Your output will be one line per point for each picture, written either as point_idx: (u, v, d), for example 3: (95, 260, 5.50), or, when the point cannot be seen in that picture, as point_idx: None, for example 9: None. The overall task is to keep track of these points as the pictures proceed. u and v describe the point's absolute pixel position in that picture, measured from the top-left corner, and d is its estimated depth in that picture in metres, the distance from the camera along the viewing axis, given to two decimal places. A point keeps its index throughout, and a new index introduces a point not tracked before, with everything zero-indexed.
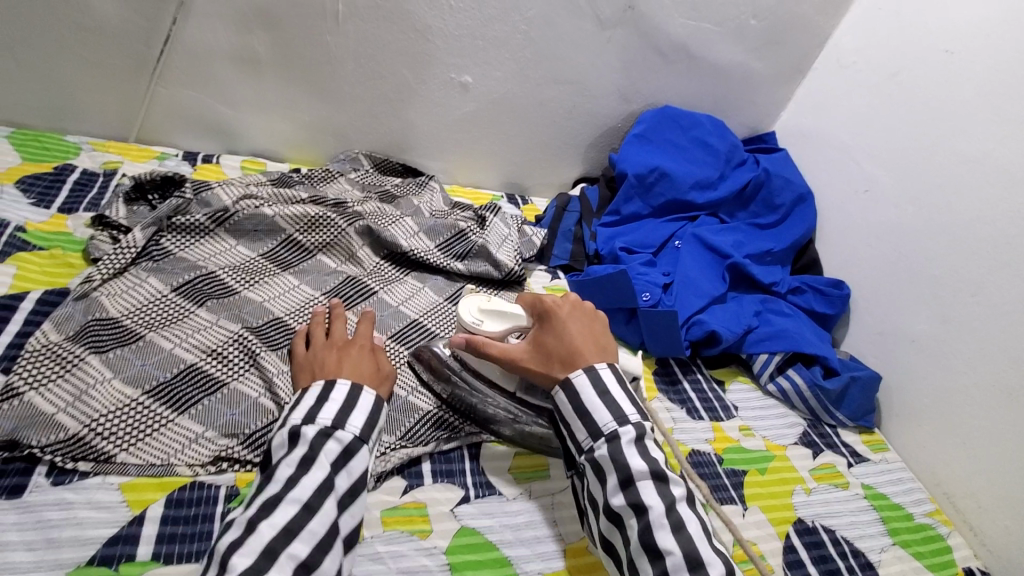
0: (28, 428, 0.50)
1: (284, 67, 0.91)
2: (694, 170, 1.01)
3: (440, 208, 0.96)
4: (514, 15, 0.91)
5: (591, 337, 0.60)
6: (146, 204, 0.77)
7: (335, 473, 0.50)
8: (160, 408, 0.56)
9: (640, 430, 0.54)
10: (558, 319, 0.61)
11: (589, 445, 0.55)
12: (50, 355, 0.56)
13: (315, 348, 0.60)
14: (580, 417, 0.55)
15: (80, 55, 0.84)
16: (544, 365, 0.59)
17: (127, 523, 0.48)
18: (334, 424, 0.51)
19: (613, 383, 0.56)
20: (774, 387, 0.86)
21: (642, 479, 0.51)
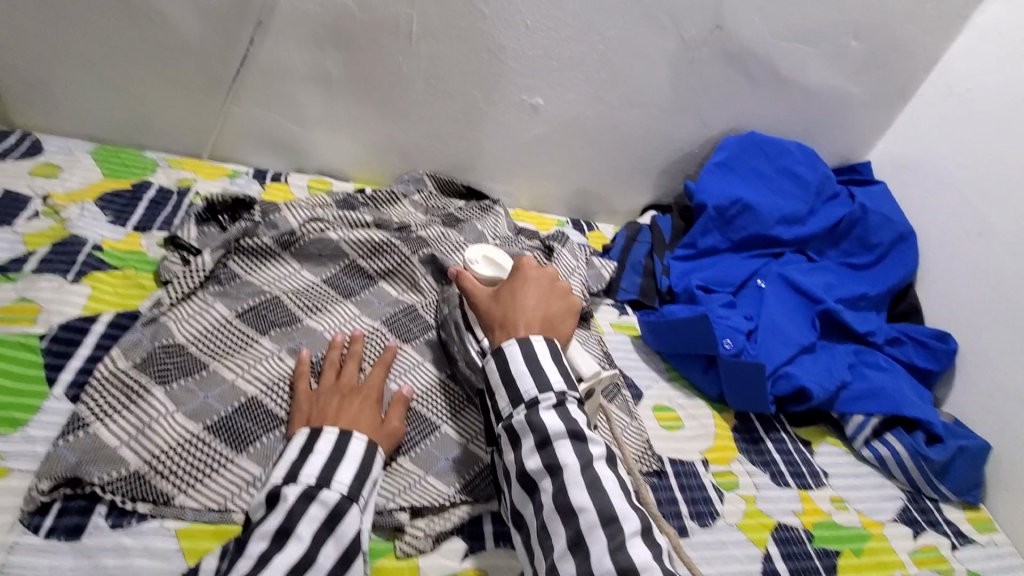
0: (92, 463, 0.49)
1: (355, 87, 0.89)
2: (781, 204, 0.93)
3: (504, 234, 0.92)
4: (592, 36, 0.86)
5: (545, 308, 0.61)
6: (216, 225, 0.77)
7: (336, 540, 0.46)
8: (220, 446, 0.54)
9: (562, 396, 0.53)
10: (524, 282, 0.62)
11: (507, 413, 0.54)
12: (118, 384, 0.55)
13: (319, 391, 0.58)
14: (506, 385, 0.54)
15: (162, 73, 0.85)
16: (492, 315, 0.61)
17: (182, 575, 0.46)
18: (318, 484, 0.48)
19: (547, 356, 0.55)
20: (870, 453, 0.76)
21: (558, 438, 0.50)
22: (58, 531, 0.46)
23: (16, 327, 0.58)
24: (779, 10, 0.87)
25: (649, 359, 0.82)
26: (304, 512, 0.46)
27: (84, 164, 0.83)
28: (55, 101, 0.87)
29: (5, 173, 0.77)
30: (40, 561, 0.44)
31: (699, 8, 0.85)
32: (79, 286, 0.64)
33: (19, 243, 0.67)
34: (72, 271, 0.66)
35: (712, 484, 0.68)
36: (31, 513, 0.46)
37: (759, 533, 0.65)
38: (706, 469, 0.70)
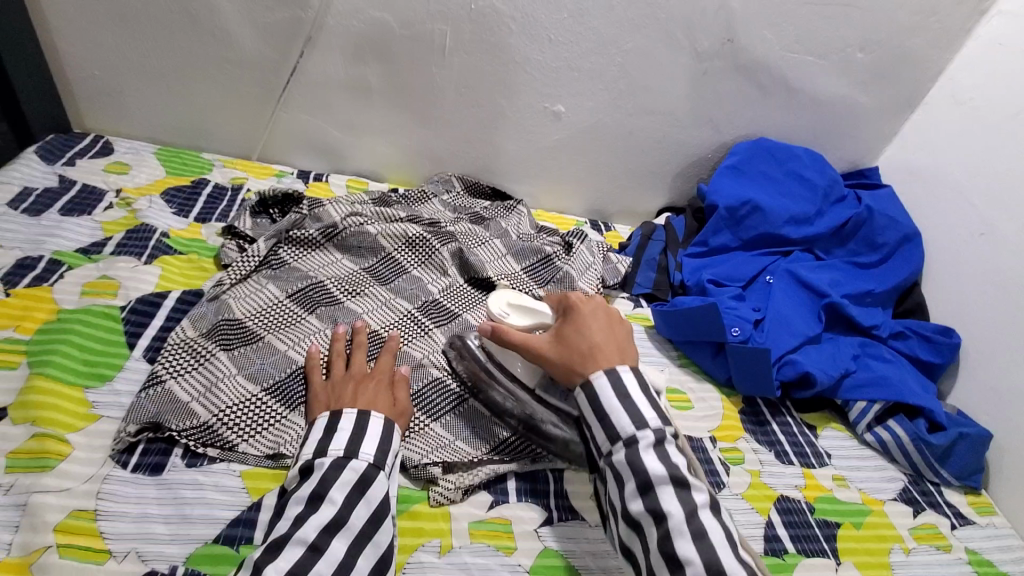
0: (168, 412, 0.56)
1: (392, 95, 0.98)
2: (789, 205, 0.98)
3: (527, 231, 0.99)
4: (612, 48, 0.93)
5: (613, 338, 0.60)
6: (268, 218, 0.85)
7: (366, 503, 0.49)
8: (274, 405, 0.60)
9: (660, 434, 0.52)
10: (583, 318, 0.62)
11: (607, 449, 0.54)
12: (188, 349, 0.62)
13: (334, 379, 0.61)
14: (601, 420, 0.54)
15: (221, 83, 0.95)
16: (564, 357, 0.60)
17: (247, 508, 0.52)
18: (346, 454, 0.52)
19: (635, 387, 0.55)
20: (873, 437, 0.80)
21: (660, 484, 0.50)
22: (142, 466, 0.53)
23: (101, 299, 0.66)
24: (788, 24, 0.93)
25: (662, 347, 0.88)
26: (336, 478, 0.50)
27: (150, 164, 0.92)
28: (125, 108, 0.97)
29: (82, 170, 0.86)
30: (128, 490, 0.51)
31: (712, 22, 0.92)
32: (151, 267, 0.72)
33: (98, 230, 0.76)
34: (145, 254, 0.74)
35: (720, 459, 0.73)
36: (120, 451, 0.54)
37: (763, 503, 0.69)
38: (714, 445, 0.75)
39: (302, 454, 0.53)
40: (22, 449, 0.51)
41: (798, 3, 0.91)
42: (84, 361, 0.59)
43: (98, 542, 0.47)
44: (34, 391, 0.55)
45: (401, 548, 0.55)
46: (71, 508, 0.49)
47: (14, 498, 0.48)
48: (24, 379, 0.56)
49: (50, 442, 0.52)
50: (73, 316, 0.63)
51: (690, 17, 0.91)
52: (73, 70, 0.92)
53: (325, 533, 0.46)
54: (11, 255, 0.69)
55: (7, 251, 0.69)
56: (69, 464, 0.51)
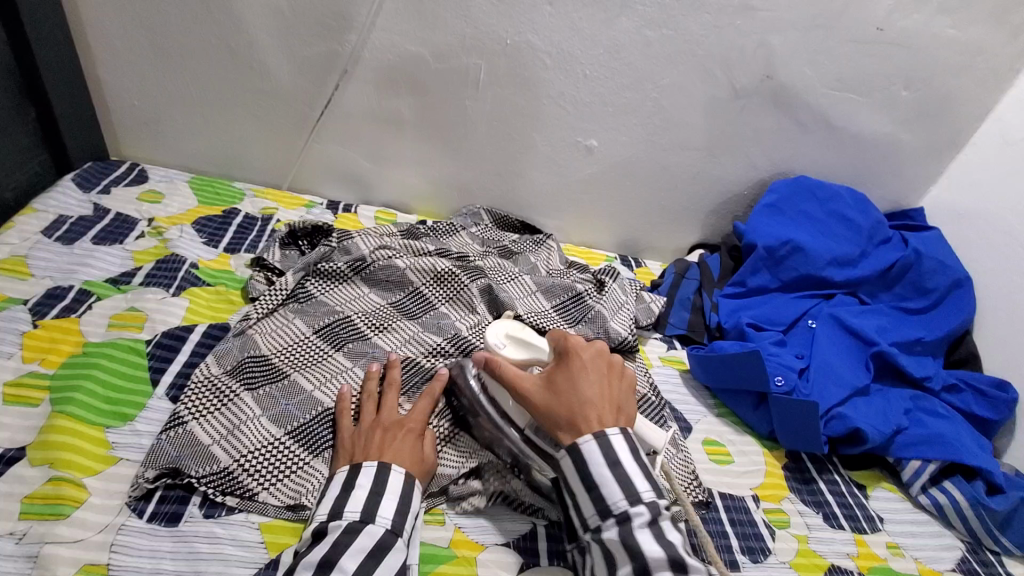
0: (189, 456, 0.54)
1: (423, 127, 0.97)
2: (832, 246, 0.94)
3: (556, 267, 0.96)
4: (648, 84, 0.92)
5: (610, 397, 0.56)
6: (296, 249, 0.84)
7: (382, 571, 0.46)
8: (298, 450, 0.58)
9: (655, 511, 0.50)
10: (581, 366, 0.57)
11: (595, 523, 0.51)
12: (212, 388, 0.60)
13: (362, 426, 0.58)
14: (589, 492, 0.51)
15: (255, 113, 0.95)
16: (552, 410, 0.55)
17: (264, 565, 0.49)
18: (363, 518, 0.49)
19: (625, 453, 0.52)
20: (928, 500, 0.75)
21: (658, 568, 0.47)
22: (158, 515, 0.51)
23: (127, 332, 0.65)
24: (830, 62, 0.91)
25: (697, 393, 0.84)
26: (350, 543, 0.47)
27: (183, 192, 0.93)
28: (161, 136, 0.98)
29: (117, 198, 0.87)
30: (143, 541, 0.49)
31: (751, 59, 0.90)
32: (179, 299, 0.71)
33: (128, 260, 0.76)
34: (174, 285, 0.73)
35: (763, 521, 0.68)
36: (136, 498, 0.51)
37: (812, 572, 0.64)
38: (757, 505, 0.70)
39: (317, 514, 0.50)
40: (37, 493, 0.49)
41: (841, 42, 0.89)
42: (106, 398, 0.58)
43: None
44: (54, 431, 0.53)
45: None
46: (84, 561, 0.46)
47: (26, 548, 0.46)
48: (45, 416, 0.55)
49: (67, 486, 0.50)
50: (97, 350, 0.61)
51: (729, 54, 0.89)
52: (113, 99, 0.94)
53: None
54: (41, 284, 0.68)
55: (38, 280, 0.69)
56: (84, 511, 0.49)
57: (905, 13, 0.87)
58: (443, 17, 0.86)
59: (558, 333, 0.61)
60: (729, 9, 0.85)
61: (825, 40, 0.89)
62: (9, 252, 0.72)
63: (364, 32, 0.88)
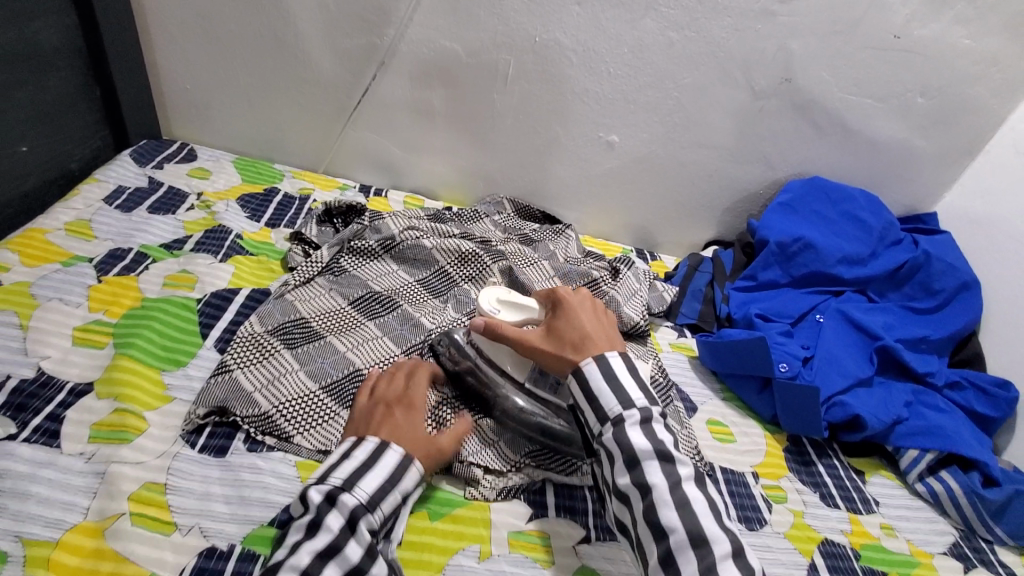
0: (234, 399, 0.60)
1: (453, 119, 1.03)
2: (843, 245, 0.97)
3: (574, 255, 1.01)
4: (669, 83, 0.96)
5: (604, 328, 0.65)
6: (331, 226, 0.90)
7: (357, 541, 0.48)
8: (330, 402, 0.63)
9: (646, 413, 0.56)
10: (573, 308, 0.66)
11: (597, 429, 0.57)
12: (255, 343, 0.66)
13: (371, 401, 0.60)
14: (591, 402, 0.58)
15: (297, 101, 1.02)
16: (557, 347, 0.63)
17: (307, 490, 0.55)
18: (341, 486, 0.50)
19: (621, 368, 0.58)
20: (924, 487, 0.77)
21: (647, 459, 0.53)
22: (208, 448, 0.56)
23: (180, 291, 0.71)
24: (848, 67, 0.94)
25: (705, 378, 0.87)
26: (329, 509, 0.49)
27: (228, 171, 0.99)
28: (209, 120, 1.05)
29: (169, 173, 0.94)
30: (195, 468, 0.54)
31: (771, 62, 0.94)
32: (226, 265, 0.77)
33: (180, 228, 0.82)
34: (221, 253, 0.79)
35: (762, 495, 0.72)
36: (189, 432, 0.57)
37: (806, 544, 0.67)
38: (756, 481, 0.73)
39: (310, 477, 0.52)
40: (103, 421, 0.55)
41: (859, 48, 0.92)
42: (162, 346, 0.64)
43: (166, 513, 0.50)
44: (118, 369, 0.59)
45: (441, 549, 0.56)
46: (144, 479, 0.52)
47: (94, 466, 0.52)
48: (110, 358, 0.61)
49: (129, 416, 0.56)
50: (155, 304, 0.68)
51: (749, 56, 0.93)
52: (168, 83, 1.01)
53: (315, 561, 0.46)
54: (104, 245, 0.75)
55: (100, 242, 0.76)
56: (144, 439, 0.55)
57: (921, 22, 0.90)
58: (477, 14, 0.92)
59: (546, 291, 0.70)
60: (750, 13, 0.89)
61: (844, 45, 0.92)
62: (75, 216, 0.79)
63: (403, 26, 0.94)
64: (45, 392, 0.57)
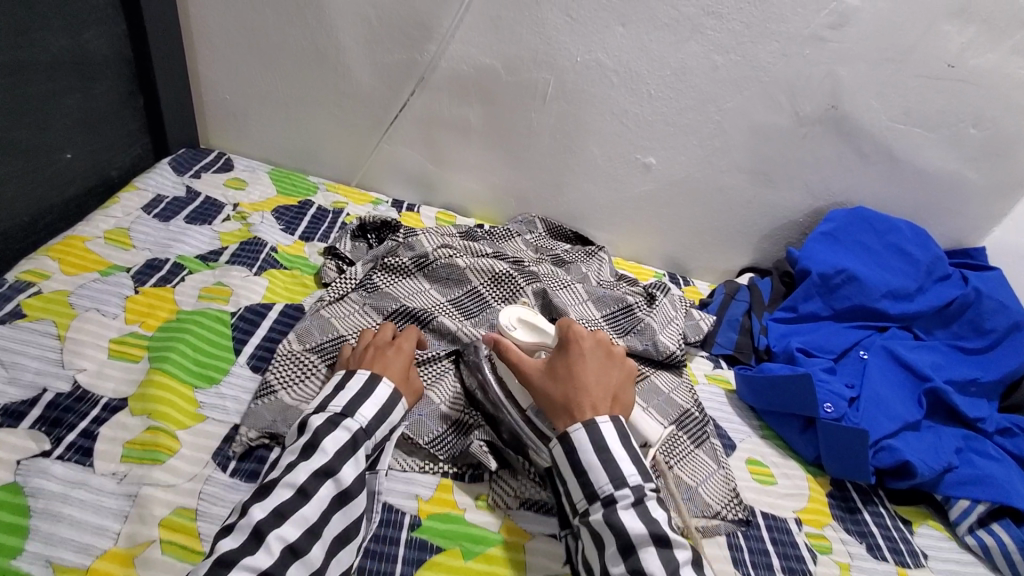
0: (279, 420, 0.59)
1: (488, 136, 1.02)
2: (888, 279, 0.94)
3: (607, 279, 0.99)
4: (711, 107, 0.94)
5: (607, 383, 0.61)
6: (365, 242, 0.90)
7: (354, 462, 0.54)
8: None
9: (640, 492, 0.53)
10: (580, 355, 0.62)
11: (584, 507, 0.54)
12: (297, 363, 0.65)
13: (360, 346, 0.66)
14: (578, 477, 0.55)
15: (334, 113, 1.02)
16: (551, 391, 0.60)
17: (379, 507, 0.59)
18: (342, 412, 0.56)
19: (614, 439, 0.55)
20: (975, 541, 0.73)
21: (642, 546, 0.50)
22: (239, 472, 0.55)
23: (214, 304, 0.71)
24: (899, 96, 0.91)
25: (743, 414, 0.84)
26: (329, 433, 0.54)
27: (263, 182, 0.99)
28: (246, 129, 1.05)
29: (206, 183, 0.94)
30: (227, 494, 0.53)
31: (818, 88, 0.91)
32: (260, 278, 0.77)
33: (215, 240, 0.82)
34: (255, 266, 0.79)
35: (805, 544, 0.68)
36: (220, 453, 0.56)
37: None
38: (799, 528, 0.70)
39: (307, 408, 0.57)
40: (136, 440, 0.54)
41: (911, 76, 0.89)
42: (195, 361, 0.63)
43: (196, 542, 0.49)
44: (152, 385, 0.59)
45: None
46: (175, 504, 0.51)
47: (125, 487, 0.51)
48: (144, 372, 0.60)
49: (162, 435, 0.55)
50: (189, 317, 0.67)
51: (796, 82, 0.91)
52: (208, 92, 1.02)
53: (315, 478, 0.51)
54: (141, 255, 0.75)
55: (138, 251, 0.76)
56: (176, 459, 0.54)
57: (978, 51, 0.87)
58: (519, 33, 0.91)
59: (562, 321, 0.66)
60: (799, 38, 0.87)
61: (896, 72, 0.89)
62: (113, 224, 0.79)
63: (443, 43, 0.93)
64: (80, 407, 0.56)
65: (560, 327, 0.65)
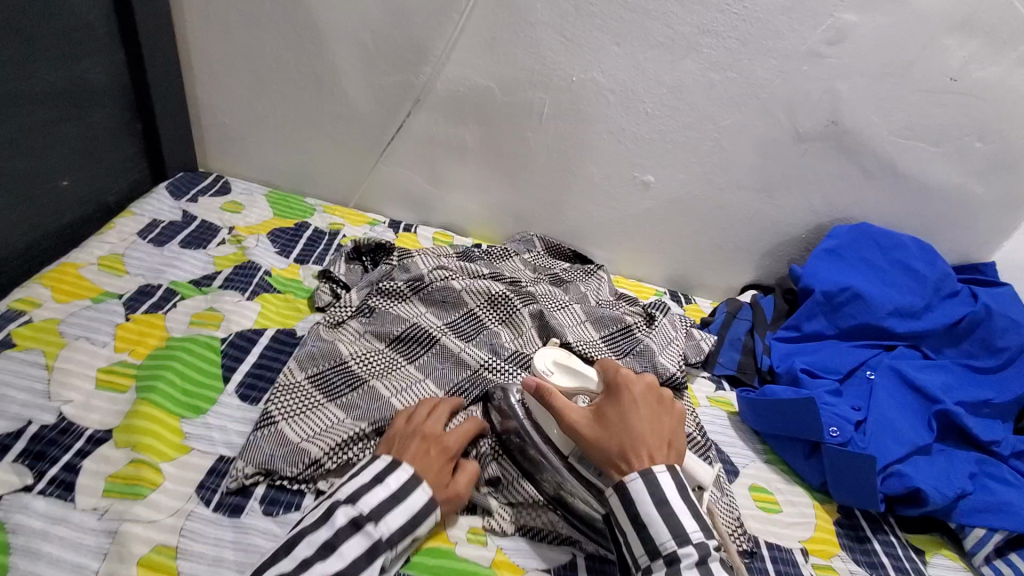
0: (281, 457, 0.58)
1: (485, 156, 1.01)
2: (894, 296, 0.92)
3: (606, 298, 0.97)
4: (709, 124, 0.93)
5: (660, 431, 0.57)
6: (360, 264, 0.89)
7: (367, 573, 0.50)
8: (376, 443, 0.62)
9: (704, 552, 0.51)
10: (630, 402, 0.58)
11: (645, 564, 0.52)
12: (301, 398, 0.65)
13: (413, 429, 0.61)
14: (637, 531, 0.53)
15: (331, 136, 1.02)
16: (603, 443, 0.56)
17: None
18: (367, 516, 0.52)
19: (674, 492, 0.53)
20: (992, 572, 0.70)
21: None
22: (223, 506, 0.54)
23: (205, 330, 0.70)
24: (899, 111, 0.90)
25: (747, 437, 0.82)
26: (349, 537, 0.51)
27: (260, 205, 1.00)
28: (245, 153, 1.06)
29: (203, 207, 0.94)
30: (209, 529, 0.52)
31: (817, 105, 0.90)
32: (253, 303, 0.76)
33: (210, 264, 0.82)
34: (248, 290, 0.79)
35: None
36: (204, 488, 0.55)
37: None
38: (806, 560, 0.68)
39: (336, 493, 0.54)
40: (119, 473, 0.53)
41: (910, 91, 0.88)
42: (182, 390, 0.62)
43: None
44: (138, 416, 0.58)
45: None
46: (156, 542, 0.50)
47: (106, 524, 0.50)
48: (130, 402, 0.60)
49: (145, 469, 0.54)
50: (178, 345, 0.67)
51: (795, 99, 0.90)
52: (207, 116, 1.02)
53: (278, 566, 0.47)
54: (135, 281, 0.75)
55: (131, 277, 0.75)
56: (159, 494, 0.53)
57: (980, 65, 0.85)
58: (515, 54, 0.91)
59: (611, 367, 0.62)
60: (796, 55, 0.86)
61: (895, 88, 0.88)
62: (108, 250, 0.79)
63: (439, 65, 0.93)
64: (64, 439, 0.55)
65: (609, 374, 0.61)
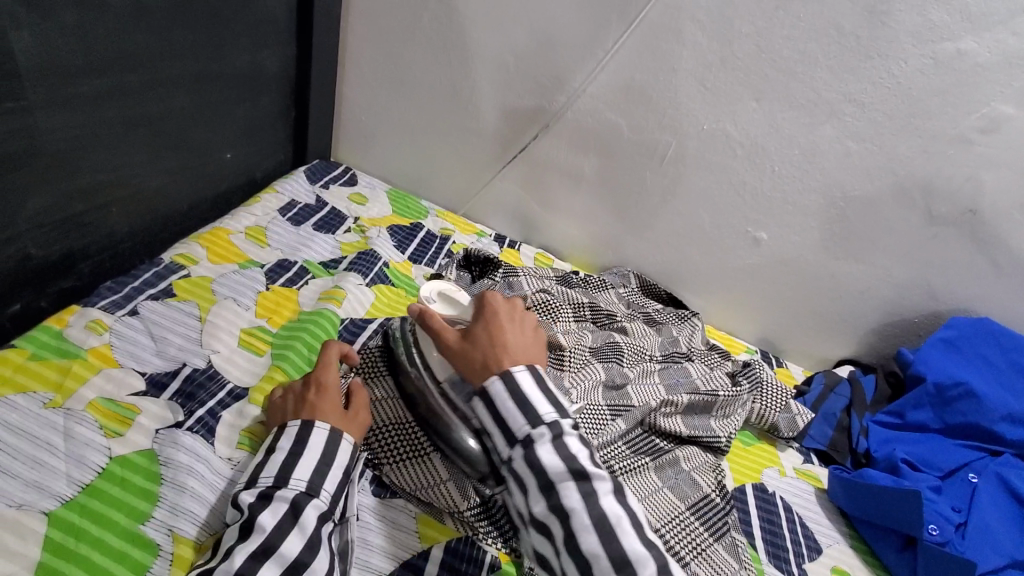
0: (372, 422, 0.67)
1: (599, 187, 1.04)
2: (1009, 401, 0.86)
3: (699, 347, 0.96)
4: (837, 191, 0.92)
5: (521, 341, 0.60)
6: (468, 274, 0.93)
7: (299, 530, 0.50)
8: (421, 437, 0.66)
9: (556, 428, 0.52)
10: (496, 320, 0.61)
11: (506, 453, 0.54)
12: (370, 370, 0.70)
13: (288, 393, 0.61)
14: (500, 426, 0.54)
15: (458, 147, 1.08)
16: (466, 355, 0.59)
17: (457, 538, 0.61)
18: (273, 485, 0.52)
19: (530, 385, 0.55)
20: None
21: (561, 480, 0.50)
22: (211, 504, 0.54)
23: (329, 304, 0.76)
24: None
25: (833, 518, 0.79)
26: (263, 507, 0.50)
27: (382, 201, 1.06)
28: (373, 149, 1.13)
29: (333, 195, 1.01)
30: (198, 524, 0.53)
31: (956, 191, 0.87)
32: (370, 291, 0.82)
33: (336, 249, 0.88)
34: (369, 277, 0.84)
35: None
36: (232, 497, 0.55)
37: None
38: None
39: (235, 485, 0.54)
40: (249, 427, 0.61)
41: None
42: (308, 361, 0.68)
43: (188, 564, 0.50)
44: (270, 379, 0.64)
45: None
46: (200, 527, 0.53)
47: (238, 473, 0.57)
48: (266, 366, 0.66)
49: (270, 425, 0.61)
50: (308, 318, 0.73)
51: (935, 181, 0.87)
52: (349, 112, 1.10)
53: None
54: (274, 254, 0.82)
55: (272, 250, 0.82)
56: None
57: None
58: (650, 96, 0.93)
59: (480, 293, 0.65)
60: (944, 137, 0.84)
61: None
62: (254, 221, 0.86)
63: (575, 95, 0.97)
64: (211, 386, 0.62)
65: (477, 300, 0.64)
